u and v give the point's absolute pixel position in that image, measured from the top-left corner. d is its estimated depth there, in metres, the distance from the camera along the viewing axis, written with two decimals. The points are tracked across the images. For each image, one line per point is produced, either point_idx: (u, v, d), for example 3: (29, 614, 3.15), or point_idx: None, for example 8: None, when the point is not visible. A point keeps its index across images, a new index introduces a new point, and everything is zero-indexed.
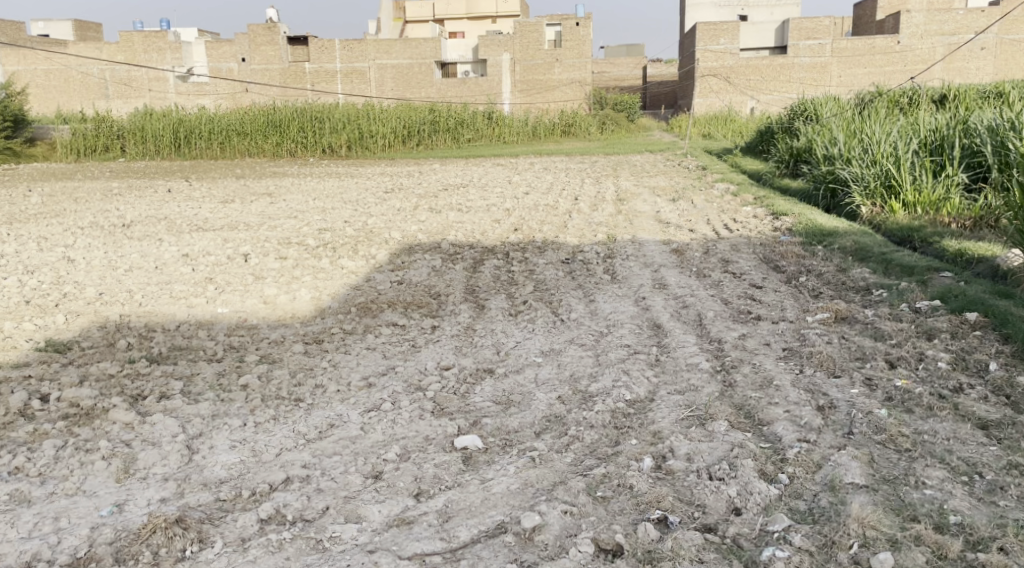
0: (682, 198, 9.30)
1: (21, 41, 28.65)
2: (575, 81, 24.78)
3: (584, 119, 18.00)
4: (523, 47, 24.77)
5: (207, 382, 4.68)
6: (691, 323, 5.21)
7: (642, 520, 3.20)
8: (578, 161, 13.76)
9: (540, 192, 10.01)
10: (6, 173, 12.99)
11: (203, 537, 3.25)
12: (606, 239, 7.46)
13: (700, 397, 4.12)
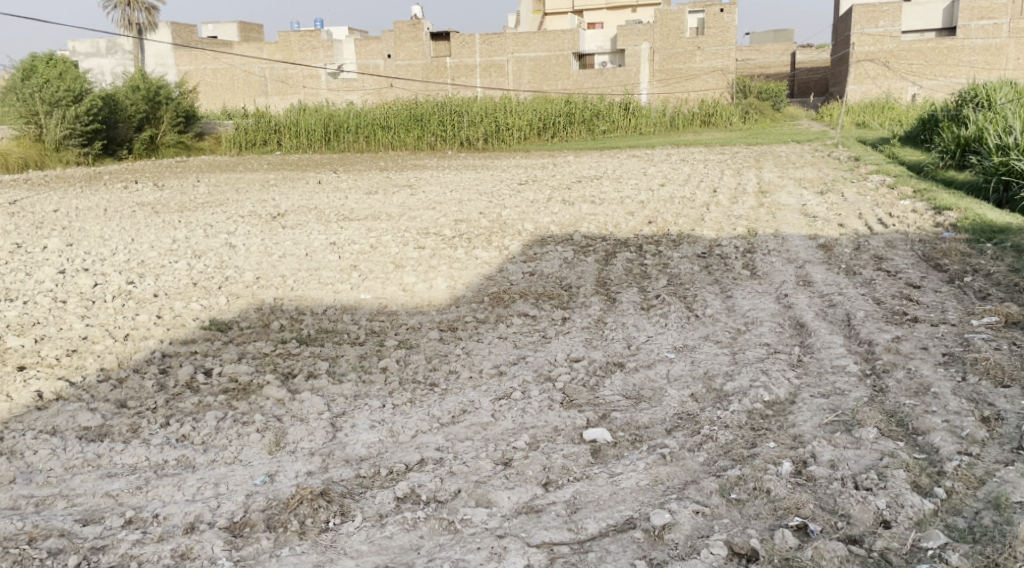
0: (831, 191, 8.96)
1: (192, 42, 30.73)
2: (717, 69, 24.13)
3: (727, 108, 17.64)
4: (663, 36, 24.41)
5: (350, 363, 4.91)
6: (838, 323, 5.04)
7: (780, 526, 3.14)
8: (717, 152, 13.50)
9: (677, 183, 9.89)
10: (177, 166, 13.96)
11: (345, 511, 3.44)
12: (746, 234, 7.29)
13: (847, 402, 3.99)
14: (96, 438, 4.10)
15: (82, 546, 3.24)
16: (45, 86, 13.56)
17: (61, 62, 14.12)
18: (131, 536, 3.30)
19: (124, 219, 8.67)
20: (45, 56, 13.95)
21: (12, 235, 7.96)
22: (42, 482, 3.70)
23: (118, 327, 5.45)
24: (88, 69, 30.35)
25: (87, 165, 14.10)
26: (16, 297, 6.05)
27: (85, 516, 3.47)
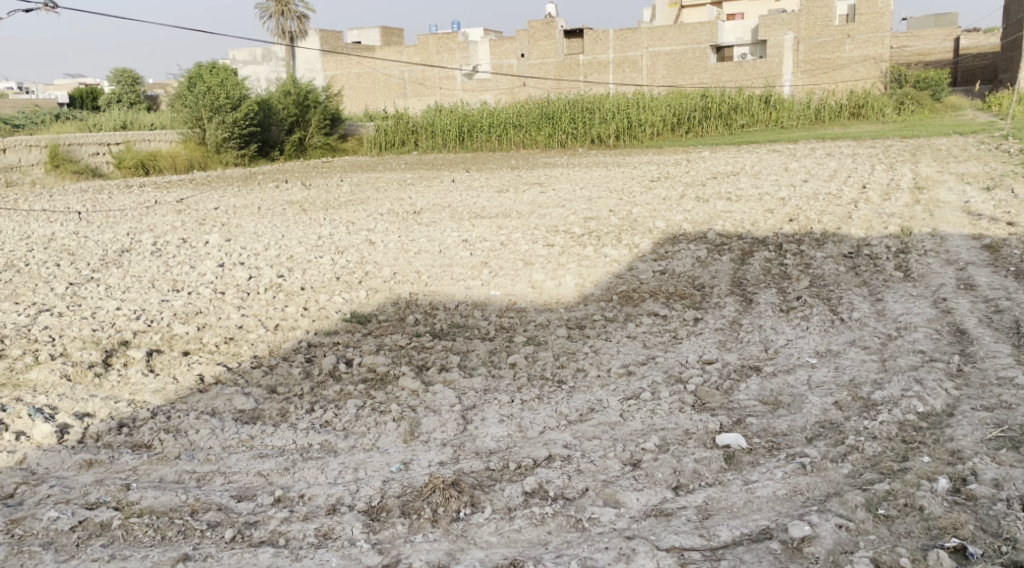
0: (997, 187, 8.40)
1: (337, 47, 32.09)
2: (869, 58, 22.94)
3: (879, 100, 16.95)
4: (809, 24, 23.51)
5: (481, 358, 5.02)
6: (1005, 331, 4.74)
7: (934, 546, 2.99)
8: (867, 145, 12.92)
9: (821, 179, 9.53)
10: (320, 166, 14.57)
11: (476, 502, 3.52)
12: (898, 233, 6.95)
13: (1015, 417, 3.75)
14: (250, 420, 4.36)
15: (237, 520, 3.46)
16: (208, 93, 14.43)
17: (223, 69, 14.88)
18: (280, 514, 3.50)
19: (275, 216, 9.15)
20: (209, 63, 14.68)
21: (177, 231, 8.56)
22: (201, 459, 3.97)
23: (269, 318, 5.78)
24: (245, 76, 32.45)
25: (244, 166, 14.95)
26: (181, 288, 6.52)
27: (239, 492, 3.70)
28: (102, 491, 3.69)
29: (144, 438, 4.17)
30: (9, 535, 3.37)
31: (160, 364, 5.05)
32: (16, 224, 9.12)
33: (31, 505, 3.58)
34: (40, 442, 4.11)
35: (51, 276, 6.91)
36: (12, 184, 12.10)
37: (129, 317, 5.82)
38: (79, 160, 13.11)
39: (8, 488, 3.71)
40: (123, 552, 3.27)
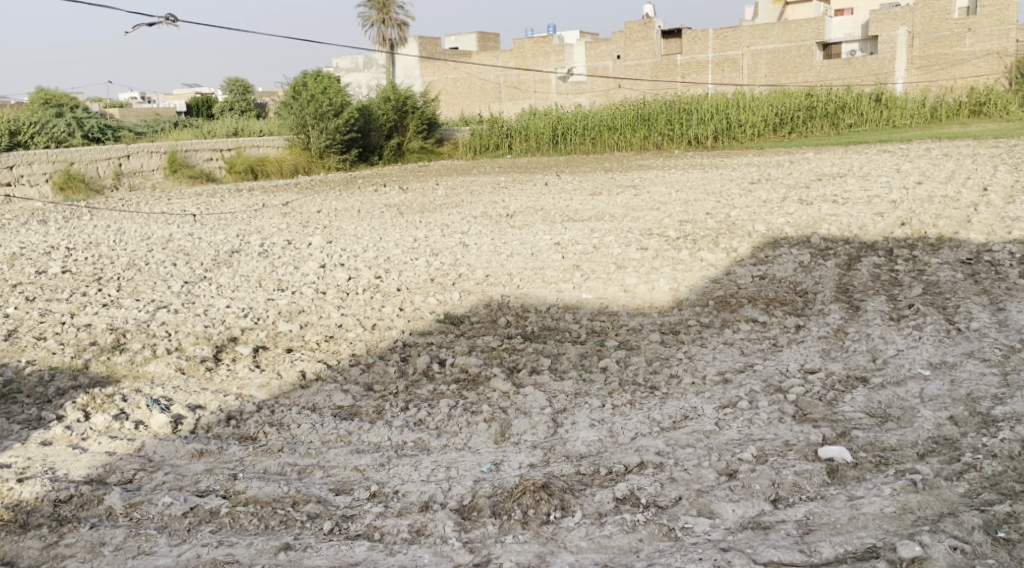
0: None
1: (436, 54, 32.70)
2: (991, 52, 21.75)
3: (1001, 97, 16.09)
4: (924, 19, 22.63)
5: (572, 361, 4.98)
6: None
7: None
8: (988, 145, 12.28)
9: (936, 181, 9.10)
10: (417, 170, 14.78)
11: (566, 505, 3.49)
12: (1022, 238, 6.56)
13: None
14: (348, 416, 4.44)
15: (334, 513, 3.52)
16: (312, 101, 14.87)
17: (326, 77, 15.38)
18: (374, 509, 3.54)
19: (374, 218, 9.33)
20: (313, 71, 15.22)
21: (282, 232, 8.83)
22: (302, 453, 4.06)
23: (366, 317, 5.89)
24: (347, 83, 33.41)
25: (345, 170, 15.29)
26: (286, 287, 6.71)
27: (337, 486, 3.76)
28: (211, 480, 3.81)
29: (250, 431, 4.30)
30: (126, 518, 3.52)
31: (265, 360, 5.21)
32: (135, 225, 9.58)
33: (146, 490, 3.73)
34: (156, 432, 4.28)
35: (168, 275, 7.22)
36: (135, 188, 12.68)
37: (238, 315, 6.02)
38: (195, 165, 13.64)
39: (126, 473, 3.88)
40: (229, 539, 3.37)
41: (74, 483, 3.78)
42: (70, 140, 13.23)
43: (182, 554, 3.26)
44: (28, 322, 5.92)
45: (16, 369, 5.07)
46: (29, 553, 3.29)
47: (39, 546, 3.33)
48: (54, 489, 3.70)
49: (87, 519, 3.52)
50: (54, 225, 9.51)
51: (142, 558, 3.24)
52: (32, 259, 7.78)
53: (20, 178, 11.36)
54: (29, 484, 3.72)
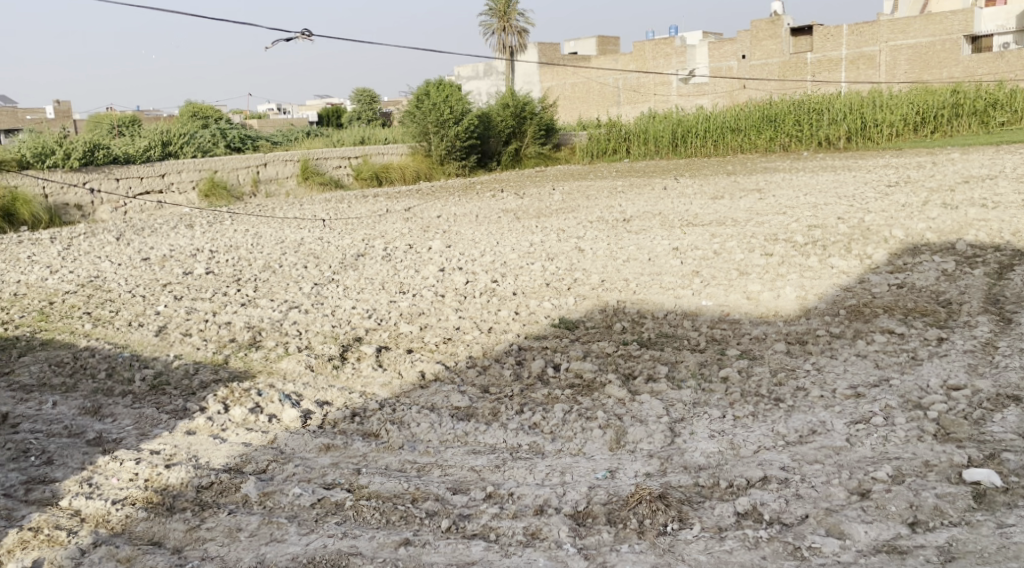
0: None
1: (555, 59, 32.79)
2: None
3: None
4: None
5: (691, 369, 4.84)
6: None
7: None
8: None
9: None
10: (536, 175, 14.84)
11: (684, 517, 3.38)
12: None
13: None
14: (464, 417, 4.47)
15: (452, 511, 3.54)
16: (433, 110, 15.11)
17: (448, 86, 15.66)
18: (490, 510, 3.54)
19: (491, 223, 9.40)
20: (437, 80, 15.56)
21: (405, 237, 9.01)
22: (421, 451, 4.11)
23: (483, 320, 5.92)
24: (469, 90, 34.01)
25: (465, 176, 15.48)
26: (407, 290, 6.84)
27: (454, 485, 3.78)
28: (337, 473, 3.90)
29: (372, 427, 4.38)
30: (260, 507, 3.65)
31: (387, 360, 5.31)
32: (270, 229, 10.00)
33: (278, 480, 3.86)
34: (287, 425, 4.43)
35: (298, 277, 7.49)
36: (271, 195, 13.26)
37: (363, 315, 6.17)
38: (325, 172, 14.10)
39: (261, 463, 4.02)
40: (352, 531, 3.44)
41: (214, 470, 3.95)
42: (214, 149, 13.84)
43: (310, 543, 3.35)
44: (175, 319, 6.25)
45: (165, 362, 5.36)
46: (173, 535, 3.46)
47: (183, 529, 3.50)
48: (196, 476, 3.88)
49: (225, 505, 3.67)
50: (199, 229, 10.04)
51: (274, 546, 3.35)
52: (179, 261, 8.23)
53: (170, 185, 12.22)
54: (174, 470, 3.91)
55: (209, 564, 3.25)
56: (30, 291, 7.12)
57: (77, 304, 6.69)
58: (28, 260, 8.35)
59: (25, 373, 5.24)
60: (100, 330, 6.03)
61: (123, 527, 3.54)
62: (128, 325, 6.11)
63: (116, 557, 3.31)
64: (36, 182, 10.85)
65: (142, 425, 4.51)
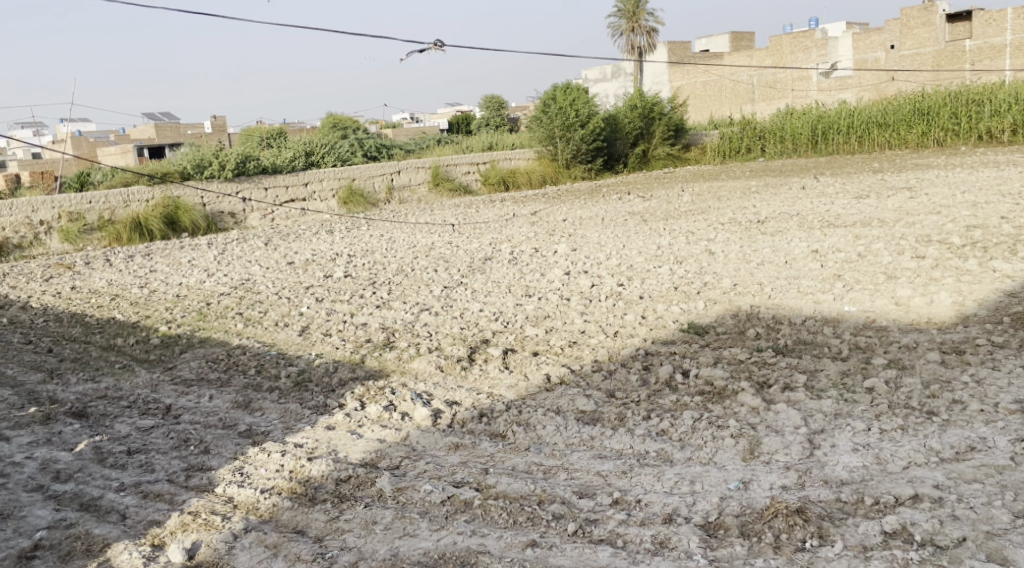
0: None
1: (686, 58, 32.19)
2: None
3: None
4: None
5: (831, 379, 4.59)
6: None
7: None
8: None
9: None
10: (663, 176, 14.50)
11: (824, 534, 3.20)
12: None
13: None
14: (590, 421, 4.39)
15: (578, 515, 3.48)
16: (559, 114, 15.12)
17: (575, 89, 15.58)
18: (618, 515, 3.45)
19: (619, 226, 9.29)
20: (564, 84, 15.46)
21: (531, 241, 9.01)
22: (548, 454, 4.06)
23: (610, 324, 5.83)
24: (596, 92, 33.88)
25: (592, 179, 15.31)
26: (533, 293, 6.82)
27: (580, 489, 3.71)
28: (465, 472, 3.91)
29: (500, 429, 4.37)
30: (394, 500, 3.70)
31: (514, 362, 5.30)
32: (403, 234, 10.22)
33: (410, 476, 3.90)
34: (418, 424, 4.48)
35: (429, 280, 7.61)
36: (404, 201, 13.60)
37: (489, 318, 6.20)
38: (454, 179, 14.32)
39: (394, 459, 4.08)
40: (481, 530, 3.43)
41: (351, 464, 4.04)
42: (352, 158, 14.22)
43: (441, 540, 3.38)
44: (316, 320, 6.47)
45: (308, 360, 5.55)
46: (314, 524, 3.56)
47: (324, 519, 3.59)
48: (335, 469, 3.98)
49: (362, 498, 3.74)
50: (339, 234, 10.40)
51: (406, 541, 3.40)
52: (320, 265, 8.53)
53: (312, 194, 12.72)
54: (316, 463, 4.03)
55: (346, 555, 3.33)
56: (190, 292, 7.56)
57: (231, 305, 7.04)
58: (188, 264, 8.87)
59: (185, 368, 5.54)
60: (250, 329, 6.30)
61: (270, 514, 3.67)
62: (275, 325, 6.37)
63: (264, 543, 3.44)
64: (195, 192, 11.47)
65: (287, 419, 4.67)
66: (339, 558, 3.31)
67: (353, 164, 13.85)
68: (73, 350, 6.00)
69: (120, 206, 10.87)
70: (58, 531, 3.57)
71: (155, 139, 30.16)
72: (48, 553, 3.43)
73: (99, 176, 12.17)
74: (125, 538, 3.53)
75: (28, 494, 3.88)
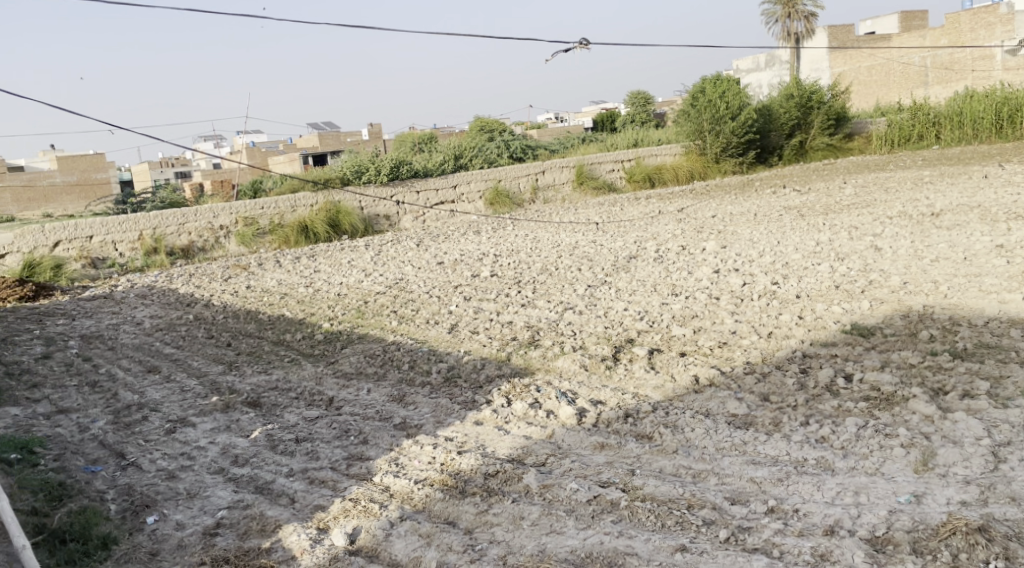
0: None
1: (849, 42, 30.54)
2: None
3: None
4: None
5: (1019, 388, 4.17)
6: None
7: None
8: None
9: None
10: (825, 168, 13.82)
11: (1010, 556, 2.92)
12: None
13: None
14: (743, 425, 4.19)
15: (731, 522, 3.32)
16: (708, 107, 14.69)
17: (725, 81, 15.05)
18: (774, 524, 3.27)
19: (773, 222, 8.89)
20: (712, 75, 15.02)
21: (678, 238, 8.78)
22: (697, 457, 3.90)
23: (762, 325, 5.56)
24: (748, 82, 32.75)
25: (743, 173, 14.77)
26: (680, 292, 6.62)
27: (733, 495, 3.54)
28: (612, 472, 3.80)
29: (647, 430, 4.23)
30: (540, 497, 3.65)
31: (661, 362, 5.14)
32: (548, 233, 10.20)
33: (557, 474, 3.84)
34: (564, 422, 4.41)
35: (574, 279, 7.54)
36: (548, 200, 13.58)
37: (635, 317, 6.05)
38: (598, 176, 14.21)
39: (540, 456, 4.03)
40: (629, 531, 3.33)
41: (499, 460, 4.02)
42: (499, 159, 14.37)
43: (587, 539, 3.30)
44: (465, 318, 6.54)
45: (457, 356, 5.60)
46: (465, 516, 3.56)
47: (473, 512, 3.58)
48: (484, 463, 3.97)
49: (509, 493, 3.71)
50: (485, 235, 10.51)
51: (553, 538, 3.34)
52: (468, 265, 8.62)
53: (460, 196, 12.93)
54: (466, 457, 4.04)
55: (495, 549, 3.31)
56: (349, 292, 7.82)
57: (386, 303, 7.23)
58: (347, 265, 9.21)
59: (346, 362, 5.71)
60: (403, 327, 6.44)
61: (422, 504, 3.70)
62: (427, 323, 6.48)
63: (418, 532, 3.48)
64: (354, 197, 11.90)
65: (438, 412, 4.72)
66: (488, 551, 3.30)
67: (500, 165, 13.99)
68: (247, 344, 6.33)
69: (289, 211, 11.45)
70: (236, 512, 3.77)
71: (318, 147, 31.56)
72: (228, 532, 3.63)
73: (270, 185, 12.88)
74: (294, 520, 3.67)
75: (211, 477, 4.13)
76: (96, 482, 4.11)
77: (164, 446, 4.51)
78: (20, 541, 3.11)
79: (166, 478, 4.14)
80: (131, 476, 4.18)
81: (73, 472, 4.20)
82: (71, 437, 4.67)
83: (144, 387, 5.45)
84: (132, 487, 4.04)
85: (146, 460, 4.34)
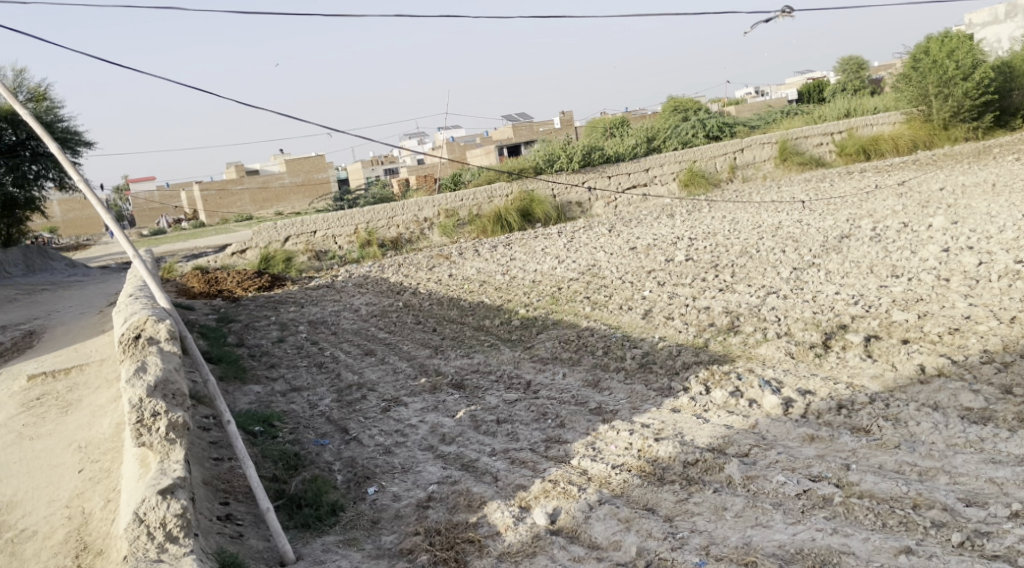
0: None
1: None
2: None
3: None
4: None
5: None
6: None
7: None
8: None
9: None
10: None
11: None
12: None
13: None
14: (979, 420, 3.71)
15: (966, 525, 2.96)
16: (935, 68, 13.41)
17: (956, 37, 13.67)
18: (1020, 531, 2.89)
19: (1013, 194, 7.92)
20: (940, 32, 13.71)
21: (898, 215, 8.05)
22: (924, 453, 3.49)
23: (1003, 309, 4.93)
24: None
25: (977, 139, 13.27)
26: (901, 274, 6.03)
27: (968, 496, 3.15)
28: (824, 466, 3.48)
29: (863, 422, 3.85)
30: (745, 489, 3.40)
31: (879, 350, 4.68)
32: (748, 214, 9.70)
33: (761, 465, 3.57)
34: (768, 412, 4.11)
35: (777, 261, 7.10)
36: (748, 179, 13.02)
37: (848, 302, 5.58)
38: (805, 151, 13.43)
39: (743, 447, 3.76)
40: (845, 529, 3.05)
41: (698, 448, 3.78)
42: (695, 140, 13.86)
43: (798, 534, 3.05)
44: (660, 303, 6.31)
45: (651, 343, 5.40)
46: (664, 504, 3.39)
47: (672, 500, 3.41)
48: (683, 451, 3.75)
49: (711, 483, 3.49)
50: (680, 218, 10.18)
51: (760, 531, 3.11)
52: (662, 249, 8.34)
53: (653, 179, 12.60)
54: (664, 444, 3.83)
55: (697, 538, 3.12)
56: (543, 278, 7.80)
57: (579, 289, 7.14)
58: (541, 252, 9.22)
59: (542, 347, 5.67)
60: (597, 313, 6.31)
61: (620, 489, 3.56)
62: (620, 309, 6.32)
63: (617, 516, 3.34)
64: (546, 184, 11.93)
65: (634, 399, 4.55)
66: (689, 540, 3.12)
67: (698, 145, 13.56)
68: (450, 329, 6.44)
69: (486, 202, 11.62)
70: (445, 487, 3.80)
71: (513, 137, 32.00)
72: (438, 505, 3.66)
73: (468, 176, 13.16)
74: (498, 497, 3.63)
75: (422, 453, 4.20)
76: (325, 454, 4.30)
77: (381, 423, 4.64)
78: (264, 503, 3.25)
79: (383, 452, 4.26)
80: (354, 449, 4.34)
81: (305, 445, 4.43)
82: (303, 412, 4.94)
83: (362, 368, 5.68)
84: (355, 460, 4.19)
85: (366, 435, 4.49)
